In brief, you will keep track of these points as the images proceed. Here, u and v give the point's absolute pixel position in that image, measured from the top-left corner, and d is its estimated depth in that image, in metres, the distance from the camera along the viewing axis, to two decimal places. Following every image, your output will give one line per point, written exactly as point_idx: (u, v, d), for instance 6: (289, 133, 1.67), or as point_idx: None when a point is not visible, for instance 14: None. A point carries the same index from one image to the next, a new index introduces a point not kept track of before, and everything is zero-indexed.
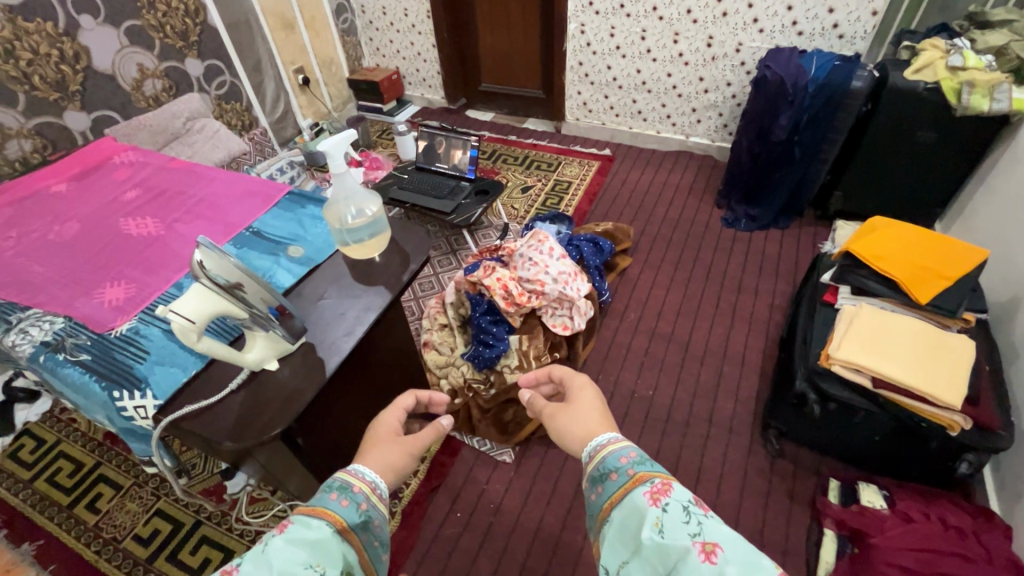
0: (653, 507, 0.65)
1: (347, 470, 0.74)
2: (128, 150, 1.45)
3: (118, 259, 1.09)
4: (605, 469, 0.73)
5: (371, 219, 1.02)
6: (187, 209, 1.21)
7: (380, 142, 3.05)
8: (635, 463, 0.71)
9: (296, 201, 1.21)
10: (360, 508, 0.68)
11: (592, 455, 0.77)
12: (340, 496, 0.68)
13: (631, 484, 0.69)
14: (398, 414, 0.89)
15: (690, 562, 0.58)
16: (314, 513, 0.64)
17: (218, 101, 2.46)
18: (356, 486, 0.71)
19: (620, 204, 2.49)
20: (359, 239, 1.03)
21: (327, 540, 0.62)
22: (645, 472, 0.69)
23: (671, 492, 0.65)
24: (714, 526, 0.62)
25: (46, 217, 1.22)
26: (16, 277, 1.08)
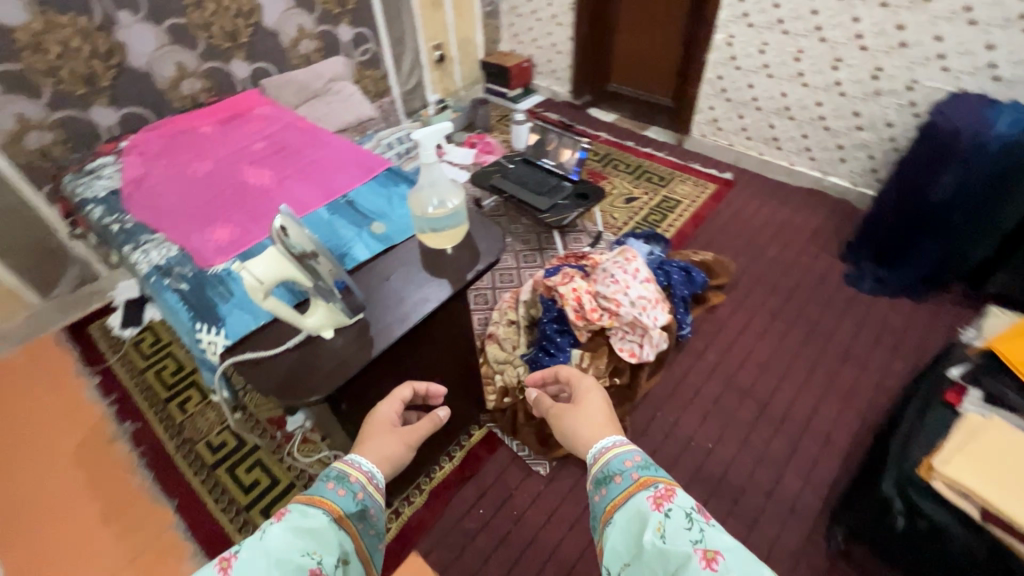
0: (655, 512, 0.71)
1: (341, 463, 0.83)
2: (267, 103, 1.60)
3: (233, 203, 1.21)
4: (612, 474, 0.81)
5: (451, 212, 1.02)
6: (299, 168, 1.31)
7: (498, 127, 3.10)
8: (640, 467, 0.79)
9: (392, 178, 1.25)
10: (353, 497, 0.77)
11: (601, 458, 0.86)
12: (335, 485, 0.77)
13: (635, 489, 0.76)
14: (394, 406, 1.00)
15: (689, 565, 0.63)
16: (310, 502, 0.72)
17: (359, 67, 2.64)
18: (351, 476, 0.81)
19: (727, 235, 2.30)
20: (435, 228, 1.03)
21: (324, 524, 0.69)
22: (649, 476, 0.77)
23: (674, 499, 0.72)
24: (715, 534, 0.66)
25: (189, 153, 1.39)
26: (153, 201, 1.24)
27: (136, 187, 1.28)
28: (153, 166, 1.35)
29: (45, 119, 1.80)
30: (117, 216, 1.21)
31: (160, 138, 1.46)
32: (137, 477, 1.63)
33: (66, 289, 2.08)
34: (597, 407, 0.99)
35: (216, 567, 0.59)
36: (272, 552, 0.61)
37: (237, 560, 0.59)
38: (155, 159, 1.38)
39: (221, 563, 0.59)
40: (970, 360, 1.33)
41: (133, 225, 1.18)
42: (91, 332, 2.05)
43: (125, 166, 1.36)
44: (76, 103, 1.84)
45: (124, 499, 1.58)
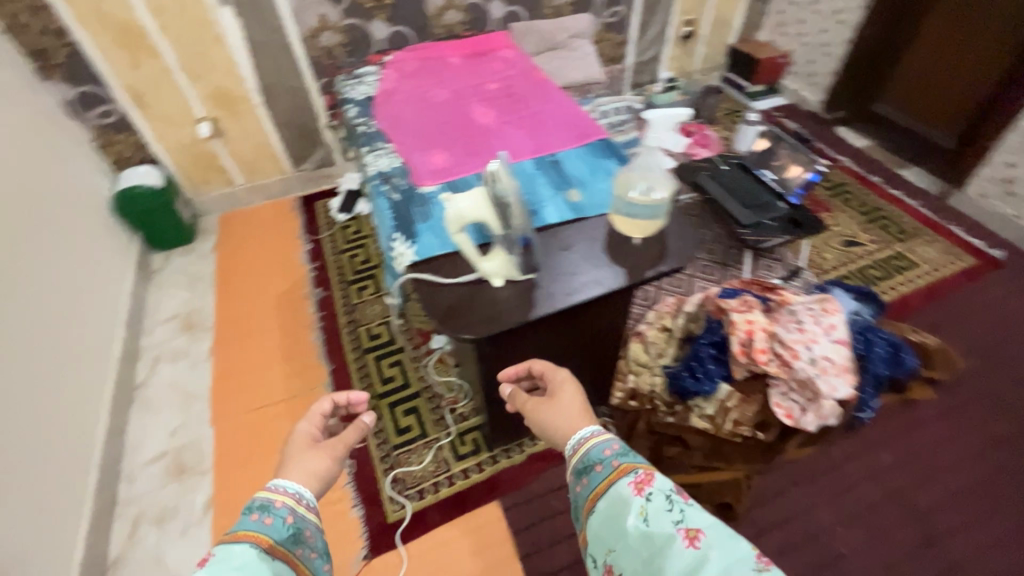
0: (636, 495, 0.70)
1: (268, 490, 0.79)
2: (512, 47, 1.65)
3: (455, 134, 1.30)
4: (593, 464, 0.79)
5: (654, 203, 0.96)
6: (521, 116, 1.34)
7: (723, 121, 2.84)
8: (619, 455, 0.78)
9: (603, 150, 1.22)
10: (286, 519, 0.75)
11: (582, 447, 0.84)
12: (261, 515, 0.74)
13: (616, 475, 0.75)
14: (311, 424, 0.98)
15: (677, 540, 0.63)
16: (234, 538, 0.69)
17: (603, 28, 2.60)
18: (278, 501, 0.77)
19: (966, 323, 1.85)
20: (631, 215, 0.99)
21: (253, 557, 0.68)
22: (627, 461, 0.76)
23: (654, 483, 0.71)
24: (695, 512, 0.66)
25: (433, 79, 1.52)
26: (394, 114, 1.39)
27: (384, 98, 1.45)
28: (402, 82, 1.51)
29: (338, 23, 2.12)
30: (365, 118, 1.39)
31: (415, 59, 1.62)
32: (313, 335, 1.96)
33: (311, 166, 2.51)
34: (572, 406, 0.96)
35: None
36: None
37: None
38: (405, 77, 1.54)
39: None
40: None
41: (373, 130, 1.34)
42: (317, 208, 2.46)
43: (382, 77, 1.54)
44: (362, 13, 2.13)
45: (299, 347, 1.92)
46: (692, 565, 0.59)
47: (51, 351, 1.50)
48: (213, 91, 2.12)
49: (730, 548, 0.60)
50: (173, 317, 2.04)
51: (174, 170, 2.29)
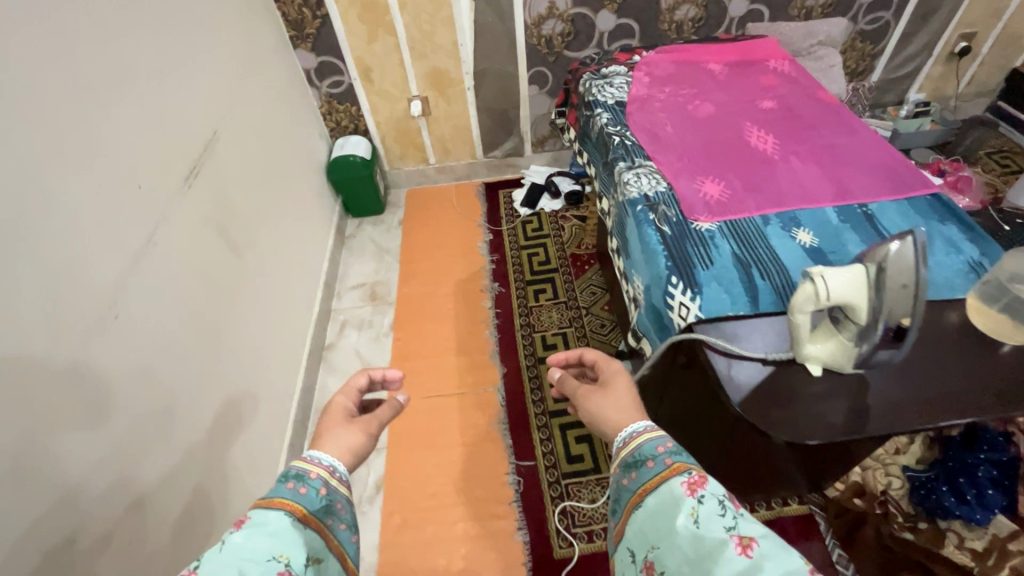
0: (688, 496, 0.67)
1: (301, 458, 0.72)
2: (787, 57, 1.40)
3: (729, 160, 1.12)
4: (645, 458, 0.75)
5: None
6: (812, 147, 1.12)
7: (986, 162, 2.30)
8: (672, 453, 0.74)
9: (935, 208, 0.96)
10: (317, 491, 0.67)
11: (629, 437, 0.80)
12: (291, 484, 0.67)
13: (669, 473, 0.71)
14: (343, 400, 0.86)
15: (731, 548, 0.60)
16: (267, 506, 0.63)
17: (856, 36, 2.20)
18: (311, 472, 0.70)
19: None
20: (1002, 301, 0.79)
21: (288, 526, 0.61)
22: (680, 459, 0.72)
23: (707, 485, 0.68)
24: (749, 521, 0.63)
25: (694, 89, 1.34)
26: (650, 126, 1.24)
27: (638, 106, 1.30)
28: (656, 90, 1.35)
29: (565, 12, 2.00)
30: (618, 126, 1.25)
31: (667, 62, 1.44)
32: (487, 330, 1.92)
33: (499, 154, 2.46)
34: (622, 402, 0.89)
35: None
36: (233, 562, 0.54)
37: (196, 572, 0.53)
38: (658, 83, 1.37)
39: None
40: None
41: (629, 142, 1.20)
42: (500, 197, 2.43)
43: (632, 80, 1.39)
44: (594, 2, 1.98)
45: (474, 341, 1.89)
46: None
47: (272, 307, 1.60)
48: (430, 71, 2.14)
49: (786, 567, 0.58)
50: (360, 285, 2.13)
51: (378, 143, 2.37)
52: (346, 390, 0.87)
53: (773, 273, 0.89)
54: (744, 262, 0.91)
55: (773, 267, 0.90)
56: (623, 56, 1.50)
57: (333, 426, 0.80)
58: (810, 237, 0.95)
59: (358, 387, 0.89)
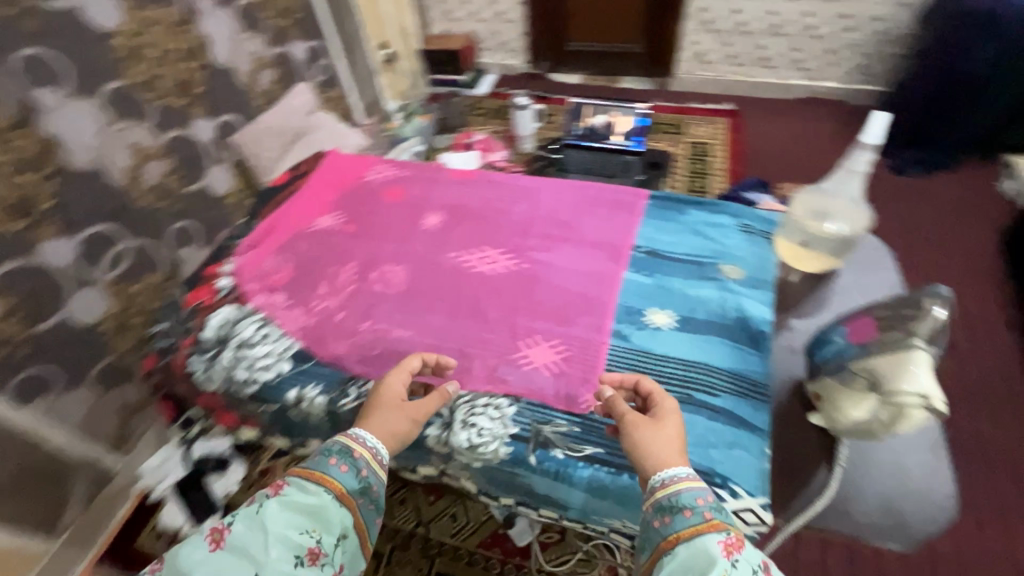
0: (724, 559, 0.50)
1: (352, 429, 0.67)
2: (374, 162, 1.16)
3: (507, 310, 0.85)
4: (679, 503, 0.55)
5: (837, 233, 0.80)
6: (534, 231, 0.96)
7: (474, 119, 2.68)
8: (711, 508, 0.55)
9: (664, 205, 0.97)
10: (359, 467, 0.62)
11: (681, 482, 0.57)
12: (341, 461, 0.62)
13: (702, 526, 0.53)
14: (402, 378, 0.73)
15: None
16: (313, 473, 0.60)
17: (320, 90, 2.07)
18: (355, 451, 0.63)
19: (774, 163, 2.31)
20: (804, 241, 0.83)
21: (333, 512, 0.58)
22: (719, 517, 0.54)
23: (745, 550, 0.51)
24: None
25: (350, 264, 0.95)
26: (384, 350, 0.83)
27: (332, 338, 0.85)
28: (314, 301, 0.90)
29: None
30: (352, 387, 0.79)
31: (272, 256, 0.98)
32: None
33: None
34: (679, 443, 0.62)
35: (208, 543, 0.54)
36: (265, 532, 0.54)
37: (234, 528, 0.54)
38: (304, 291, 0.92)
39: (212, 539, 0.54)
40: None
41: None
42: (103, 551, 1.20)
43: (270, 313, 0.89)
44: None
45: None
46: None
47: None
48: None
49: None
50: None
51: None
52: (407, 368, 0.74)
53: (710, 379, 0.74)
54: (683, 395, 0.72)
55: (700, 374, 0.74)
56: (205, 295, 0.94)
57: (381, 404, 0.71)
58: (662, 311, 0.82)
59: (412, 372, 0.74)
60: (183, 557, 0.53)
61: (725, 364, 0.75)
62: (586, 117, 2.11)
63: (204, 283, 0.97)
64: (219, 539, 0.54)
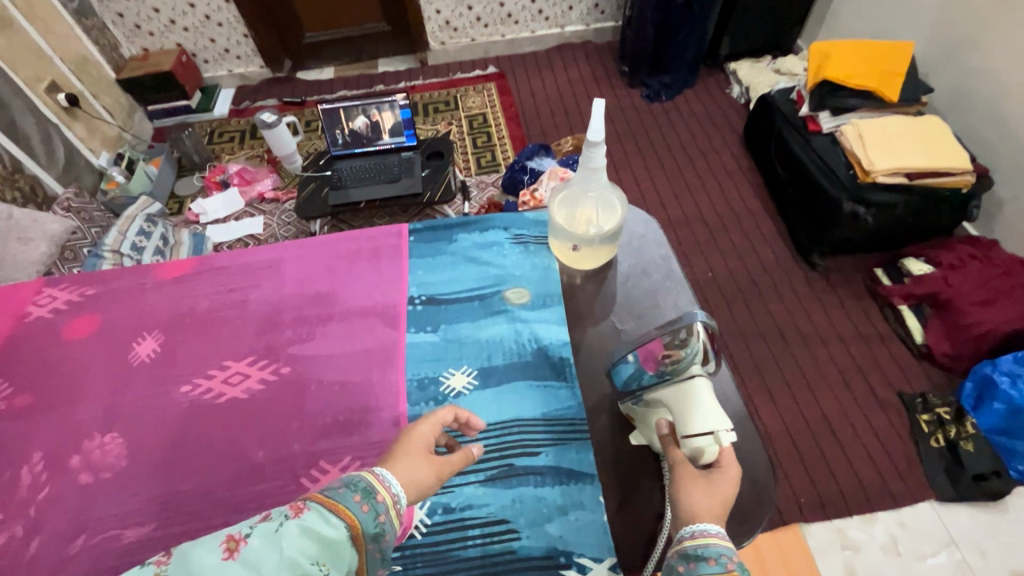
0: None
1: (378, 466, 0.51)
2: (34, 283, 0.82)
3: (280, 442, 0.67)
4: (706, 550, 0.46)
5: (598, 234, 0.74)
6: (287, 319, 0.77)
7: (221, 147, 2.28)
8: (738, 563, 0.46)
9: (429, 235, 0.84)
10: (377, 513, 0.46)
11: (714, 533, 0.48)
12: (359, 499, 0.46)
13: (724, 574, 0.45)
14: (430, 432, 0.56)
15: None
16: (333, 500, 0.45)
17: None
18: (379, 492, 0.48)
19: (548, 117, 2.34)
20: (572, 243, 0.76)
21: (344, 554, 0.43)
22: (742, 572, 0.46)
23: None
24: None
25: (33, 457, 0.66)
26: (118, 570, 0.59)
27: None
28: None
29: None
30: None
31: None
32: None
33: None
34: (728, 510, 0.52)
35: (220, 550, 0.41)
36: (276, 556, 0.40)
37: (251, 541, 0.41)
38: None
39: (225, 546, 0.41)
40: (824, 108, 1.73)
41: None
42: None
43: None
44: None
45: None
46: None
47: None
48: None
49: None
50: None
51: None
52: (439, 419, 0.57)
53: (527, 436, 0.65)
54: (503, 469, 0.63)
55: (515, 434, 0.66)
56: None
57: (406, 452, 0.54)
58: (458, 370, 0.71)
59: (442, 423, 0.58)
60: (192, 560, 0.40)
61: (536, 411, 0.67)
62: (346, 121, 1.79)
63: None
64: (235, 549, 0.41)
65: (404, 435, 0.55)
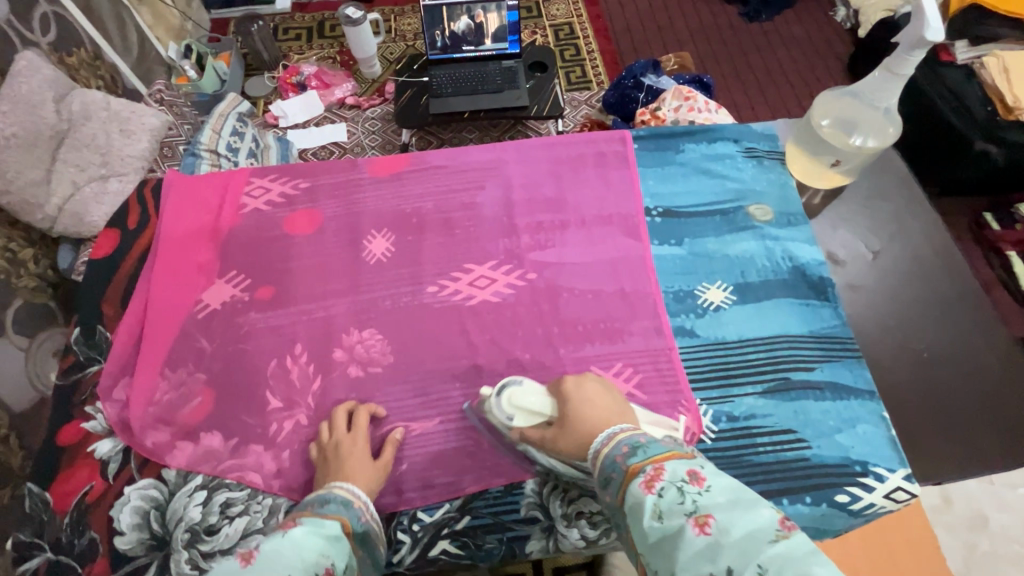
0: (648, 495, 0.38)
1: (336, 483, 0.53)
2: (241, 173, 0.77)
3: (545, 346, 0.66)
4: (612, 472, 0.43)
5: (861, 145, 0.71)
6: (522, 224, 0.74)
7: (289, 46, 2.11)
8: (631, 455, 0.42)
9: (655, 143, 0.80)
10: (358, 514, 0.49)
11: (612, 452, 0.44)
12: (340, 506, 0.48)
13: (623, 480, 0.41)
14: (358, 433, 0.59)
15: (702, 550, 0.33)
16: (316, 513, 0.46)
17: (59, 56, 1.39)
18: (353, 499, 0.50)
19: (640, 31, 2.17)
20: (836, 160, 0.74)
21: (344, 548, 0.43)
22: (643, 453, 0.42)
23: (667, 468, 0.39)
24: (722, 496, 0.36)
25: (296, 349, 0.65)
26: (415, 459, 0.60)
27: None
28: (274, 426, 0.61)
29: None
30: (401, 531, 0.57)
31: (162, 378, 0.64)
32: None
33: None
34: (610, 408, 0.51)
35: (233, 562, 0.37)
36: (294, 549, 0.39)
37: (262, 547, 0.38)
38: (249, 414, 0.62)
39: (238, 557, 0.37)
40: None
41: (464, 518, 0.57)
42: None
43: (219, 465, 0.59)
44: None
45: None
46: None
47: None
48: None
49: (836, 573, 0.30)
50: None
51: None
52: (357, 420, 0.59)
53: (798, 351, 0.65)
54: (780, 382, 0.63)
55: (786, 350, 0.65)
56: (91, 480, 0.58)
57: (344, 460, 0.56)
58: (713, 284, 0.70)
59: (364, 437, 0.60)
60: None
61: (803, 327, 0.67)
62: (447, 21, 1.63)
63: (76, 462, 0.59)
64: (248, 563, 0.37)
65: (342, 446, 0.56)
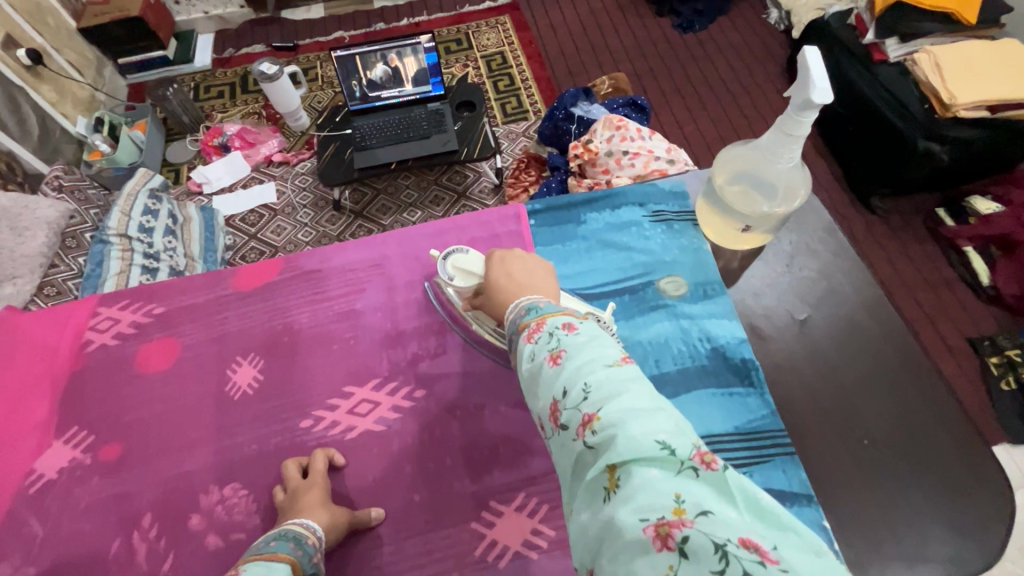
0: (526, 345, 0.38)
1: (295, 519, 0.50)
2: (86, 304, 0.68)
3: (439, 481, 0.57)
4: (509, 330, 0.43)
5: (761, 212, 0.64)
6: (410, 329, 0.65)
7: (211, 104, 2.01)
8: (524, 312, 0.41)
9: (555, 217, 0.72)
10: (311, 553, 0.46)
11: (511, 312, 0.43)
12: (291, 544, 0.46)
13: (513, 338, 0.41)
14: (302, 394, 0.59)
15: (553, 379, 0.35)
16: (264, 554, 0.44)
17: None
18: (307, 537, 0.48)
19: (574, 54, 2.11)
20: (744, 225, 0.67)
21: None
22: (536, 311, 0.41)
23: (549, 318, 0.39)
24: (585, 334, 0.37)
25: (145, 520, 0.56)
26: None
27: None
28: None
29: None
30: None
31: None
32: None
33: None
34: (528, 280, 0.47)
35: None
36: None
37: None
38: None
39: None
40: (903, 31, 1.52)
41: None
42: None
43: None
44: None
45: None
46: (571, 399, 0.33)
47: None
48: None
49: (652, 393, 0.32)
50: None
51: None
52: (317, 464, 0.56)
53: (723, 454, 0.57)
54: None
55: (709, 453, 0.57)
56: None
57: None
58: None
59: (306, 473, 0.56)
60: None
61: (727, 423, 0.58)
62: (363, 71, 1.53)
63: None
64: None
65: (303, 491, 0.53)
